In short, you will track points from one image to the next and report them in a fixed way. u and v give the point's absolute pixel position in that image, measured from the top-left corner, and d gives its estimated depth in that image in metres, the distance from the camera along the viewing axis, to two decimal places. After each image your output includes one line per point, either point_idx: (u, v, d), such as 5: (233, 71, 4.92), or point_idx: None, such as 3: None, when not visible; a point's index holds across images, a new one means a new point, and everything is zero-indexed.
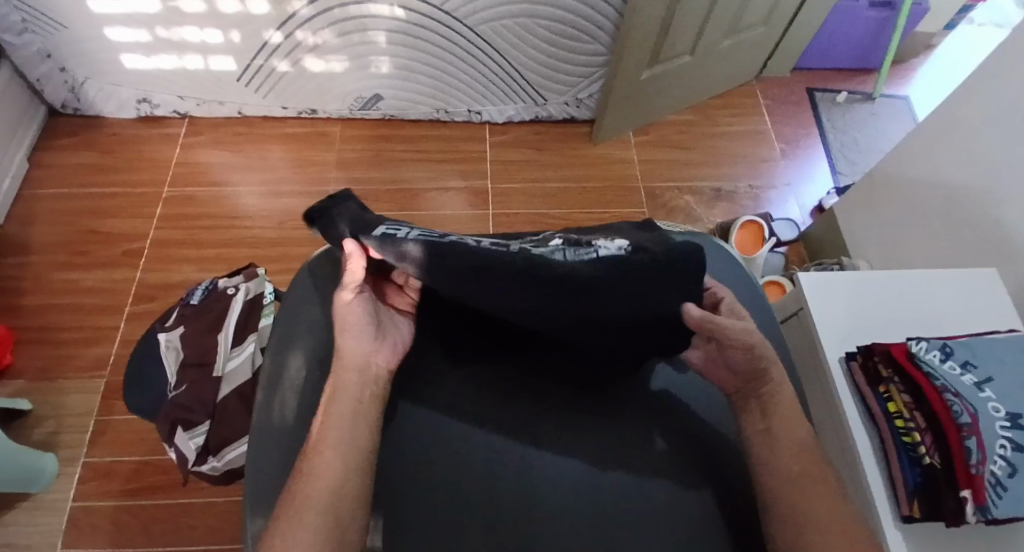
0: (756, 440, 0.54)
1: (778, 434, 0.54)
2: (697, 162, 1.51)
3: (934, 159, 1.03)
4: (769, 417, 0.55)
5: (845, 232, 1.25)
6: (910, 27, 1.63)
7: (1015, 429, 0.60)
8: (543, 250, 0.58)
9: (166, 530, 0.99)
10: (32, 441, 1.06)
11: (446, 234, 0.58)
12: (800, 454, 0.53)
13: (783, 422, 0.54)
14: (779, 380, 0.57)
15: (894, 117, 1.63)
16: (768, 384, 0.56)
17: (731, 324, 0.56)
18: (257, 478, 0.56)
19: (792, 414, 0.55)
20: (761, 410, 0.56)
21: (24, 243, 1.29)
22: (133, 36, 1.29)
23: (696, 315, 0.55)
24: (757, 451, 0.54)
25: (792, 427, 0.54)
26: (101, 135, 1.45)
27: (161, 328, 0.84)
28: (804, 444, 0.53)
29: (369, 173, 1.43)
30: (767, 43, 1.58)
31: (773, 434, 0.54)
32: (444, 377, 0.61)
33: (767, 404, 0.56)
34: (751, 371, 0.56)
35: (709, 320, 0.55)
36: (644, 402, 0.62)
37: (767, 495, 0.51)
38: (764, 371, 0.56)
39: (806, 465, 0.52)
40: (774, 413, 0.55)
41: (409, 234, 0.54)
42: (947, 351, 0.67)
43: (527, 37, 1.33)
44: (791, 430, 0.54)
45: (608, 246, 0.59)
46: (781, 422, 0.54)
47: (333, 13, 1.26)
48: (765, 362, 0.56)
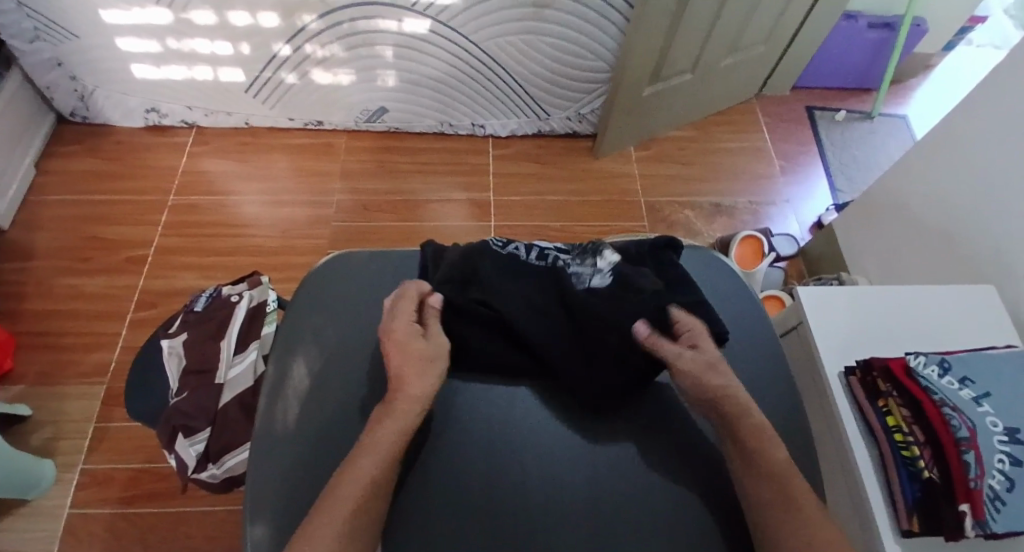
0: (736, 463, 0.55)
1: (758, 455, 0.54)
2: (697, 178, 1.52)
3: (932, 176, 1.04)
4: (759, 440, 0.56)
5: (844, 248, 1.26)
6: (908, 48, 1.65)
7: (1013, 444, 0.60)
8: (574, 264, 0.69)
9: (162, 538, 0.99)
10: (30, 446, 1.06)
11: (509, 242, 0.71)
12: (788, 480, 0.53)
13: (767, 448, 0.55)
14: (750, 412, 0.57)
15: (892, 135, 1.65)
16: (728, 414, 0.57)
17: (673, 349, 0.60)
18: (257, 482, 0.56)
19: (767, 439, 0.55)
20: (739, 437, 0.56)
21: (29, 248, 1.30)
22: (143, 46, 1.32)
23: (642, 334, 0.61)
24: (749, 469, 0.54)
25: (775, 452, 0.55)
26: (107, 143, 1.47)
27: (164, 334, 0.85)
28: (789, 471, 0.54)
29: (372, 185, 1.45)
30: (767, 61, 1.60)
31: (756, 456, 0.54)
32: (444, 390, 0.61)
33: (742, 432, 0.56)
34: (703, 398, 0.58)
35: (654, 344, 0.60)
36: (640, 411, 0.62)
37: (758, 510, 0.52)
38: (720, 403, 0.58)
39: (794, 489, 0.52)
40: (743, 439, 0.55)
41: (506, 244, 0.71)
42: (945, 366, 0.67)
43: (530, 53, 1.35)
44: (779, 455, 0.55)
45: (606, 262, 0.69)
46: (767, 448, 0.55)
47: (341, 27, 1.28)
48: (716, 393, 0.58)
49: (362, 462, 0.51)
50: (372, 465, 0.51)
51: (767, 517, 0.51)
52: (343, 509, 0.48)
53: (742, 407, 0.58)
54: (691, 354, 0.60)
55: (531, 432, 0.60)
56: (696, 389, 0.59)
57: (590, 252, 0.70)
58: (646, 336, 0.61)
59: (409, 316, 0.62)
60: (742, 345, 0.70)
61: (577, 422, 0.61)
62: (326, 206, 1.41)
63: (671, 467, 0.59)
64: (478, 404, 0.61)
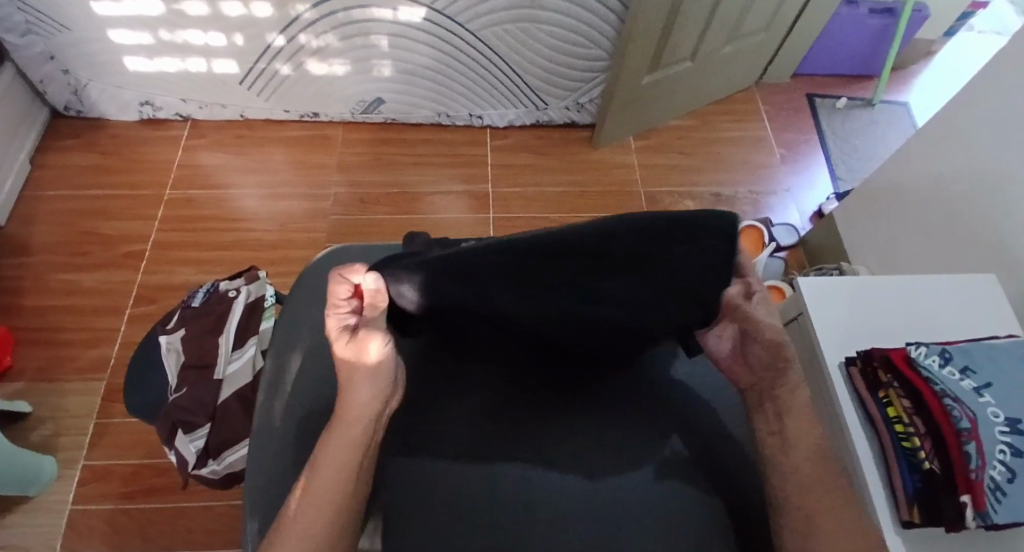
0: (769, 443, 0.55)
1: (787, 440, 0.54)
2: (697, 167, 1.51)
3: (933, 165, 1.03)
4: (790, 417, 0.55)
5: (844, 237, 1.26)
6: (910, 34, 1.64)
7: (1014, 434, 0.60)
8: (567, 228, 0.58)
9: (165, 533, 0.99)
10: (30, 443, 1.06)
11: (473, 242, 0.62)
12: (815, 458, 0.53)
13: (800, 426, 0.54)
14: (796, 383, 0.57)
15: (893, 122, 1.64)
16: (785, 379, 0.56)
17: (761, 303, 0.53)
18: (253, 473, 0.56)
19: (802, 419, 0.55)
20: (775, 412, 0.56)
21: (25, 244, 1.29)
22: (136, 38, 1.30)
23: (739, 287, 0.50)
24: (775, 452, 0.54)
25: (807, 429, 0.54)
26: (102, 137, 1.46)
27: (161, 330, 0.84)
28: (819, 448, 0.53)
29: (370, 177, 1.44)
30: (768, 48, 1.59)
31: (783, 441, 0.54)
32: (445, 386, 0.61)
33: (779, 405, 0.56)
34: (773, 358, 0.56)
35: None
36: (640, 401, 0.63)
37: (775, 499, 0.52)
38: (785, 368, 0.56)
39: (818, 470, 0.52)
40: (784, 419, 0.55)
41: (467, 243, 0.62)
42: (946, 356, 0.67)
43: (528, 41, 1.33)
44: (810, 434, 0.54)
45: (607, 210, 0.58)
46: (801, 424, 0.54)
47: (336, 17, 1.26)
48: (787, 355, 0.56)
49: (348, 433, 0.49)
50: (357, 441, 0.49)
51: (794, 502, 0.50)
52: (334, 488, 0.46)
53: (789, 377, 0.56)
54: (767, 309, 0.55)
55: (528, 424, 0.60)
56: (770, 348, 0.55)
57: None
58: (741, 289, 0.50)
59: (338, 315, 0.49)
60: None
61: (575, 416, 0.61)
62: (324, 199, 1.40)
63: (670, 460, 0.59)
64: (478, 397, 0.61)
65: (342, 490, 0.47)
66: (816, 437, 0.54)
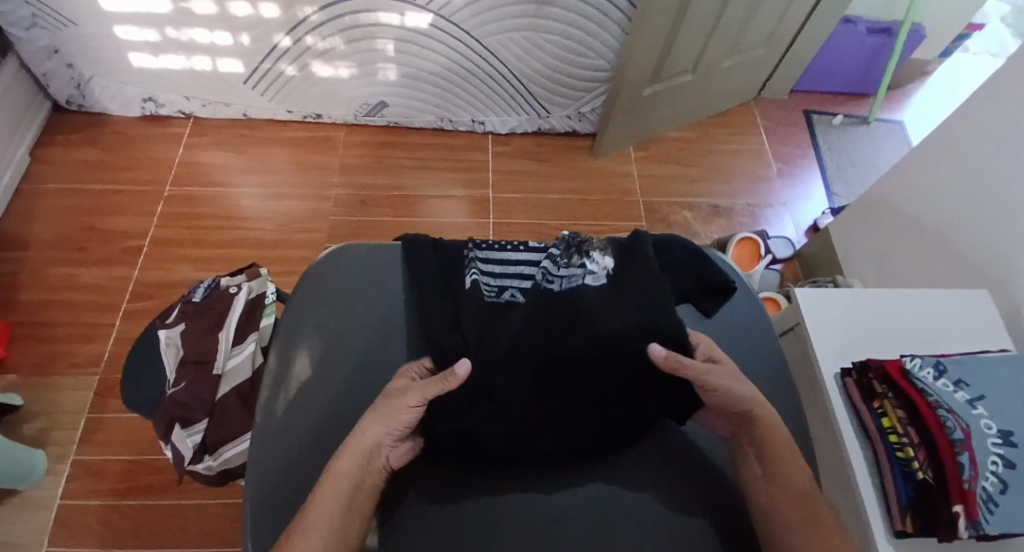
0: (755, 485, 0.55)
1: (780, 477, 0.55)
2: (696, 179, 1.53)
3: (929, 183, 1.05)
4: (772, 460, 0.56)
5: (839, 251, 1.27)
6: (907, 53, 1.67)
7: (1006, 446, 0.61)
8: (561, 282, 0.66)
9: (156, 532, 0.98)
10: (22, 437, 1.05)
11: (498, 287, 0.66)
12: (798, 499, 0.53)
13: (784, 466, 0.55)
14: (771, 421, 0.58)
15: (889, 140, 1.66)
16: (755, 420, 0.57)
17: (698, 367, 0.57)
18: (255, 482, 0.55)
19: (792, 457, 0.56)
20: (758, 457, 0.56)
21: (22, 237, 1.28)
22: (142, 35, 1.30)
23: (661, 358, 0.57)
24: (761, 492, 0.55)
25: (792, 470, 0.55)
26: (104, 132, 1.45)
27: (162, 325, 0.84)
28: (805, 489, 0.54)
29: (371, 179, 1.44)
30: (767, 64, 1.61)
31: (779, 477, 0.54)
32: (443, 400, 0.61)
33: (761, 450, 0.56)
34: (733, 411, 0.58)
35: (675, 367, 0.57)
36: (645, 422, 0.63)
37: (772, 529, 0.53)
38: (748, 413, 0.57)
39: (801, 509, 0.52)
40: (774, 456, 0.56)
41: (490, 288, 0.65)
42: (940, 368, 0.68)
43: (532, 50, 1.35)
44: (796, 474, 0.55)
45: (597, 263, 0.66)
46: (784, 466, 0.55)
47: (343, 20, 1.27)
48: (746, 404, 0.57)
49: (347, 452, 0.52)
50: (358, 459, 0.51)
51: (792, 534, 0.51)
52: (333, 507, 0.48)
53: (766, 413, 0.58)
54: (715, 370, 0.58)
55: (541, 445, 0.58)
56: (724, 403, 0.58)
57: (578, 249, 0.67)
58: (665, 359, 0.57)
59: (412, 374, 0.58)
60: (743, 348, 0.70)
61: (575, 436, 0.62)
62: (325, 200, 1.40)
63: (665, 478, 0.60)
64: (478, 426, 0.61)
65: (342, 511, 0.48)
66: (808, 478, 0.55)
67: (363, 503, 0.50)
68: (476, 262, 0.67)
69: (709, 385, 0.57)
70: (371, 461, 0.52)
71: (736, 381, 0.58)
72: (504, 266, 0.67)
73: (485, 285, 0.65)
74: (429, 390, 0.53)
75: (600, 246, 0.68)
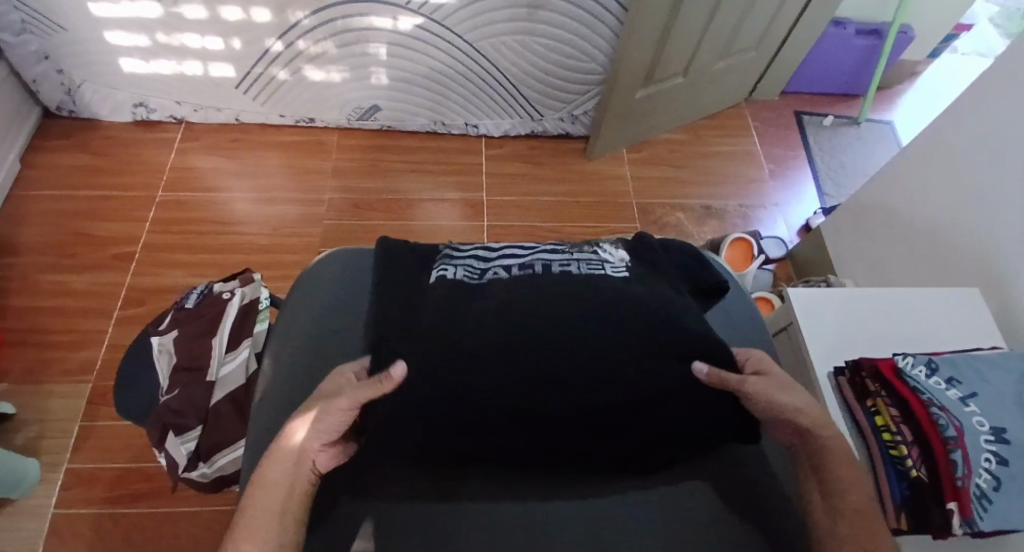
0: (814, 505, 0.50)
1: (839, 492, 0.49)
2: (689, 180, 1.54)
3: (918, 183, 1.06)
4: (832, 476, 0.50)
5: (831, 252, 1.28)
6: (895, 55, 1.68)
7: (999, 443, 0.62)
8: (563, 264, 0.68)
9: (151, 540, 0.97)
10: (13, 445, 1.04)
11: (486, 268, 0.69)
12: (858, 514, 0.47)
13: (847, 481, 0.49)
14: (835, 435, 0.53)
15: (879, 141, 1.68)
16: (811, 433, 0.53)
17: (735, 377, 0.55)
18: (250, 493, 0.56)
19: (857, 474, 0.50)
20: (818, 474, 0.51)
21: (13, 243, 1.27)
22: (133, 40, 1.30)
23: (705, 374, 0.56)
24: (819, 511, 0.49)
25: (855, 483, 0.49)
26: (95, 137, 1.45)
27: (154, 331, 0.83)
28: (866, 503, 0.48)
29: (364, 183, 1.44)
30: (758, 66, 1.63)
31: (834, 492, 0.49)
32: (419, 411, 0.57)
33: (821, 465, 0.51)
34: (773, 416, 0.54)
35: (721, 379, 0.55)
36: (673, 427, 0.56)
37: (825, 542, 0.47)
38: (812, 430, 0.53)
39: (859, 526, 0.46)
40: (830, 472, 0.50)
41: (456, 272, 0.66)
42: (932, 366, 0.68)
43: (524, 53, 1.35)
44: (856, 489, 0.49)
45: (613, 257, 0.70)
46: (845, 482, 0.49)
47: (335, 24, 1.28)
48: (790, 413, 0.53)
49: (278, 455, 0.48)
50: (288, 465, 0.48)
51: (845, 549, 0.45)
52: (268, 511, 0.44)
53: (820, 427, 0.53)
54: (756, 380, 0.56)
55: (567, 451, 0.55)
56: (768, 411, 0.54)
57: (590, 245, 0.73)
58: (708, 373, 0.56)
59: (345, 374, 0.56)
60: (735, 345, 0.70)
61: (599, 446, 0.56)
62: (318, 204, 1.40)
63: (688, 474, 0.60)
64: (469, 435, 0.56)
65: (275, 513, 0.44)
66: (864, 495, 0.48)
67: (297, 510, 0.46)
68: (456, 258, 0.69)
69: (752, 395, 0.55)
70: (301, 466, 0.49)
71: (788, 393, 0.55)
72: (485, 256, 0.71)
73: (455, 272, 0.66)
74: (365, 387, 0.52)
75: (612, 244, 0.73)
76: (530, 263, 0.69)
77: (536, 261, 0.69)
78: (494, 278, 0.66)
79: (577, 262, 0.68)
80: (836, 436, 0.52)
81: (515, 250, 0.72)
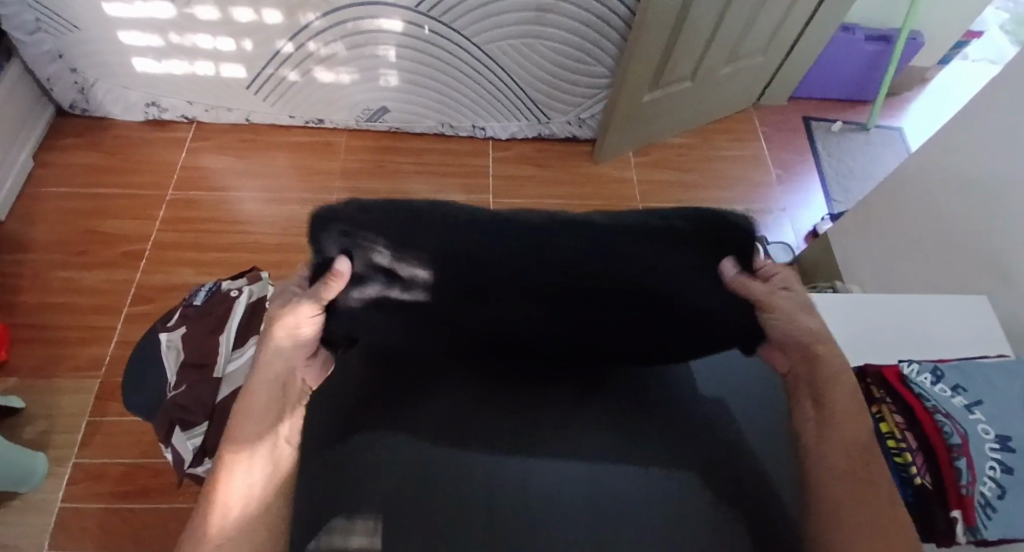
0: (807, 428, 0.55)
1: (835, 428, 0.54)
2: (695, 184, 1.54)
3: (926, 190, 1.06)
4: (830, 408, 0.55)
5: (838, 258, 1.28)
6: (905, 60, 1.68)
7: (1004, 451, 0.61)
8: None
9: (155, 535, 0.98)
10: (22, 440, 1.05)
11: None
12: (849, 447, 0.53)
13: (842, 416, 0.54)
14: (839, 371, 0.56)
15: (888, 147, 1.67)
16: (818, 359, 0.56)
17: (761, 289, 0.51)
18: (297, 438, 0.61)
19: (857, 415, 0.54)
20: (814, 403, 0.56)
21: (25, 240, 1.29)
22: (146, 40, 1.32)
23: (731, 276, 0.49)
24: (813, 440, 0.54)
25: (850, 421, 0.54)
26: (107, 136, 1.46)
27: (162, 328, 0.84)
28: (858, 439, 0.53)
29: (372, 184, 1.45)
30: (766, 71, 1.62)
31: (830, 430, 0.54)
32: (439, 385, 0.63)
33: (821, 396, 0.56)
34: (784, 337, 0.55)
35: (747, 290, 0.50)
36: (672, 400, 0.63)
37: (819, 499, 0.51)
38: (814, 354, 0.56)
39: (853, 460, 0.52)
40: (828, 401, 0.55)
41: None
42: (937, 374, 0.67)
43: (533, 57, 1.36)
44: (856, 427, 0.54)
45: None
46: (842, 415, 0.54)
47: (345, 26, 1.29)
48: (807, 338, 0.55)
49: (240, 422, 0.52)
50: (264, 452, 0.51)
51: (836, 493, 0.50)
52: (242, 492, 0.49)
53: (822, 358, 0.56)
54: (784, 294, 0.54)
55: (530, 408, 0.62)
56: (791, 329, 0.54)
57: None
58: (733, 284, 0.50)
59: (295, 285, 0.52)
60: None
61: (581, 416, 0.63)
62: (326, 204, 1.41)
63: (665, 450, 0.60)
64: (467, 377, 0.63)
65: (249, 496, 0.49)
66: (864, 430, 0.53)
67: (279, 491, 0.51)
68: None
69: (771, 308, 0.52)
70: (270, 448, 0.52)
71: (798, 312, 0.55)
72: None
73: None
74: (320, 288, 0.48)
75: None
76: None
77: None
78: None
79: None
80: (836, 364, 0.56)
81: None
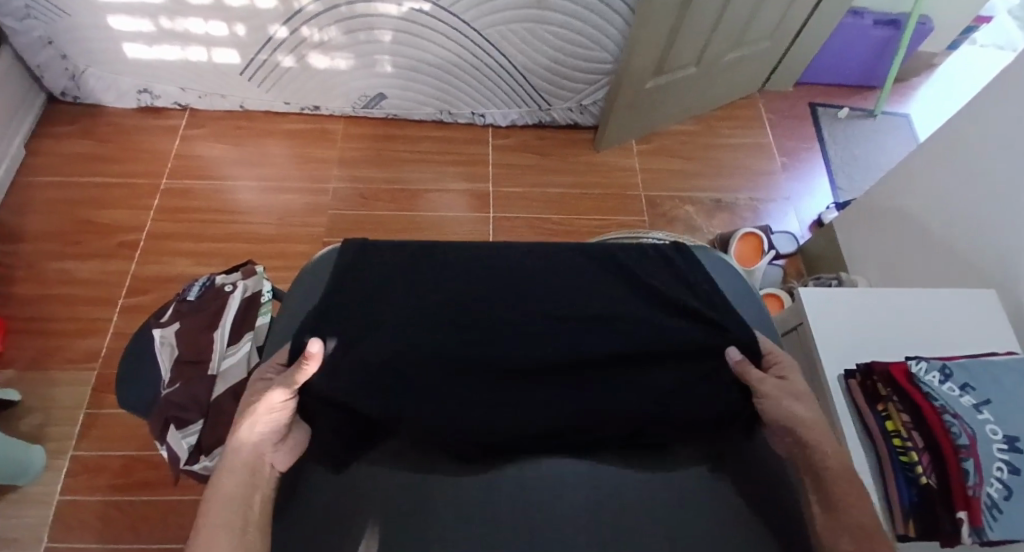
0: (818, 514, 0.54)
1: (846, 513, 0.52)
2: (697, 172, 1.51)
3: (935, 180, 1.03)
4: (831, 489, 0.54)
5: (844, 248, 1.26)
6: (914, 46, 1.64)
7: (1012, 452, 0.61)
8: (566, 282, 0.73)
9: (153, 527, 0.98)
10: (19, 432, 1.04)
11: (486, 269, 0.74)
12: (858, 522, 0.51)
13: (846, 496, 0.53)
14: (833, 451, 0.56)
15: (894, 134, 1.64)
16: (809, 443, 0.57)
17: (758, 374, 0.62)
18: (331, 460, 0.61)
19: (856, 489, 0.53)
20: (816, 482, 0.55)
21: (18, 230, 1.27)
22: (136, 25, 1.28)
23: (734, 359, 0.64)
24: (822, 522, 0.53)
25: (856, 500, 0.52)
26: (99, 124, 1.44)
27: (155, 324, 0.83)
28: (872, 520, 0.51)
29: (370, 173, 1.43)
30: (772, 57, 1.59)
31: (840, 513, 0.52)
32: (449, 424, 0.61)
33: (820, 479, 0.55)
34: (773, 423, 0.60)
35: (745, 370, 0.63)
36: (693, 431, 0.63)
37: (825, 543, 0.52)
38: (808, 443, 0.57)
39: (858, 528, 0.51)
40: (829, 487, 0.54)
41: (461, 269, 0.73)
42: (946, 372, 0.67)
43: (533, 41, 1.33)
44: (860, 510, 0.52)
45: (597, 277, 0.74)
46: (845, 496, 0.53)
47: (339, 11, 1.26)
48: (797, 425, 0.58)
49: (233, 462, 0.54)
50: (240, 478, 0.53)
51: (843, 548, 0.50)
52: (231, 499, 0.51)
53: (818, 442, 0.57)
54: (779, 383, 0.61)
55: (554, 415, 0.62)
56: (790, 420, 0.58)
57: (598, 271, 0.75)
58: (738, 361, 0.64)
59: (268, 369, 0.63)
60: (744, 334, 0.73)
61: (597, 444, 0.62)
62: (323, 193, 1.39)
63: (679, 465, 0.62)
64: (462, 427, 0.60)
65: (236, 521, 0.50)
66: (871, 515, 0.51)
67: (257, 518, 0.52)
68: (466, 274, 0.73)
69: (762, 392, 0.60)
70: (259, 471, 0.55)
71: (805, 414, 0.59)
72: (479, 267, 0.74)
73: (456, 274, 0.73)
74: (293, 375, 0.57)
75: (611, 269, 0.75)
76: (533, 270, 0.74)
77: (542, 270, 0.74)
78: (504, 285, 0.72)
79: (578, 277, 0.74)
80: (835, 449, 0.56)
81: (526, 263, 0.75)
